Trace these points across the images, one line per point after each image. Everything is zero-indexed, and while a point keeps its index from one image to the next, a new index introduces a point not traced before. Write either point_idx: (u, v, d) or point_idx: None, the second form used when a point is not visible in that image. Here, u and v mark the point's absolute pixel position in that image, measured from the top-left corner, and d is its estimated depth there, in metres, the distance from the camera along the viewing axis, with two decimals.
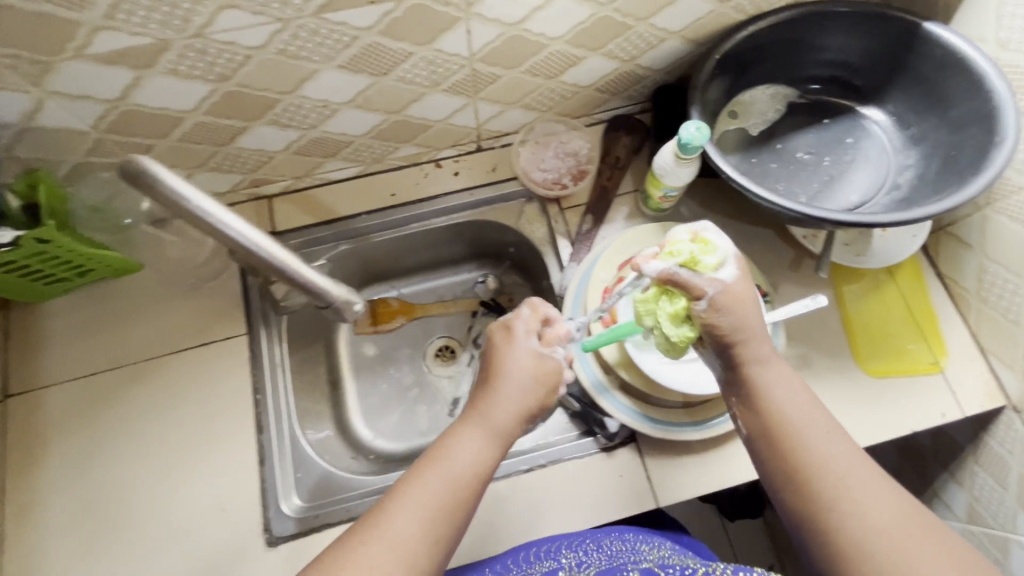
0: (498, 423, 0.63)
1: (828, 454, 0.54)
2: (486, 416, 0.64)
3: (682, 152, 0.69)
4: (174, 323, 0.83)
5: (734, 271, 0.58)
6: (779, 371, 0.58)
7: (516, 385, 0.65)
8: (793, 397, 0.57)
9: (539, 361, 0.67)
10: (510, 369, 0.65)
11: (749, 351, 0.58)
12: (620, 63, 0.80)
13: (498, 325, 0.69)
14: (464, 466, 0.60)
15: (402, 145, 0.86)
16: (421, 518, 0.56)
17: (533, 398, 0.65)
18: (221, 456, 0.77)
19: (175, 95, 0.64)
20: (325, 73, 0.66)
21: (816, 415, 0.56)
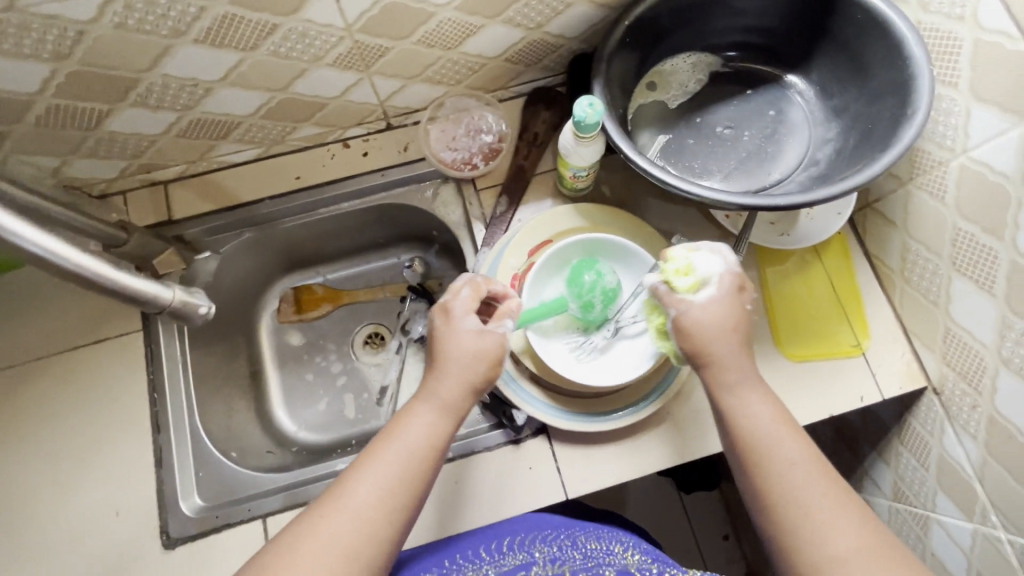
0: (445, 404, 0.60)
1: (792, 481, 0.55)
2: (432, 397, 0.60)
3: (579, 131, 0.64)
4: (64, 320, 0.79)
5: (713, 293, 0.59)
6: (755, 392, 0.59)
7: (457, 363, 0.61)
8: (767, 417, 0.58)
9: (481, 337, 0.62)
10: (452, 349, 0.61)
11: (724, 373, 0.59)
12: (526, 31, 0.74)
13: (436, 306, 0.64)
14: (416, 443, 0.58)
15: (301, 125, 0.80)
16: (378, 494, 0.55)
17: (477, 374, 0.61)
18: (117, 458, 0.75)
19: (9, 77, 0.58)
20: (181, 49, 0.60)
21: (788, 436, 0.57)
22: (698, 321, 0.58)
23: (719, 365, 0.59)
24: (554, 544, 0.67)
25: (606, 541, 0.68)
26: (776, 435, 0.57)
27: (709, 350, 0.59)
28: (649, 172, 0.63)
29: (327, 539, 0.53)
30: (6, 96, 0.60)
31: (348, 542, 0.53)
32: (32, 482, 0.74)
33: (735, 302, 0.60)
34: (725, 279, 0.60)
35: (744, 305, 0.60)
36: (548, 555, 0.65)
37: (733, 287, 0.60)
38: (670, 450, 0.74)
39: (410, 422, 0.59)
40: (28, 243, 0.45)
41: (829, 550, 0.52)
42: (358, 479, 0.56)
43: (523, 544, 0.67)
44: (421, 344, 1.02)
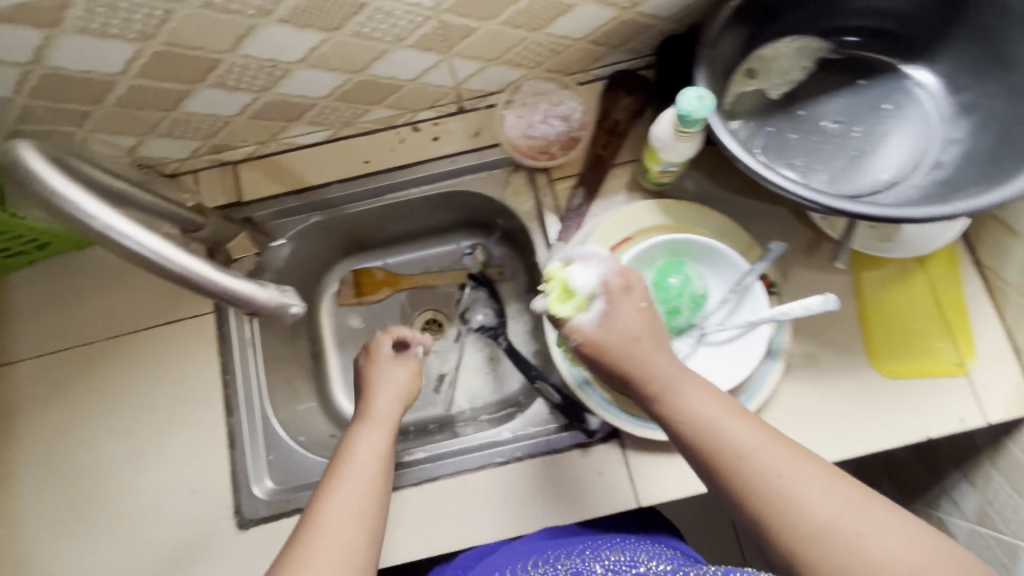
0: (386, 416, 0.70)
1: (756, 469, 0.50)
2: (371, 418, 0.69)
3: (681, 125, 0.59)
4: (138, 299, 0.80)
5: (603, 306, 0.57)
6: (692, 383, 0.55)
7: (386, 387, 0.73)
8: (710, 407, 0.54)
9: (401, 363, 0.77)
10: (380, 378, 0.75)
11: (657, 377, 0.56)
12: (618, 11, 0.68)
13: (359, 354, 0.79)
14: (372, 453, 0.64)
15: (373, 107, 0.78)
16: (352, 500, 0.58)
17: (403, 391, 0.74)
18: (191, 438, 0.76)
19: (95, 57, 0.56)
20: (265, 29, 0.57)
21: (735, 419, 0.53)
22: (603, 331, 0.57)
23: (648, 371, 0.56)
24: (578, 558, 0.64)
25: (631, 552, 0.64)
26: (720, 421, 0.53)
27: (633, 357, 0.56)
28: (756, 172, 0.58)
29: (310, 557, 0.53)
30: (90, 77, 0.58)
31: (333, 552, 0.54)
32: (114, 457, 0.76)
33: (631, 301, 0.58)
34: (614, 279, 0.58)
35: (640, 298, 0.58)
36: (571, 568, 0.62)
37: (620, 288, 0.58)
38: None
39: (360, 440, 0.66)
40: (125, 238, 0.44)
41: (813, 525, 0.47)
42: (331, 496, 0.59)
43: (546, 561, 0.65)
44: (480, 334, 1.01)
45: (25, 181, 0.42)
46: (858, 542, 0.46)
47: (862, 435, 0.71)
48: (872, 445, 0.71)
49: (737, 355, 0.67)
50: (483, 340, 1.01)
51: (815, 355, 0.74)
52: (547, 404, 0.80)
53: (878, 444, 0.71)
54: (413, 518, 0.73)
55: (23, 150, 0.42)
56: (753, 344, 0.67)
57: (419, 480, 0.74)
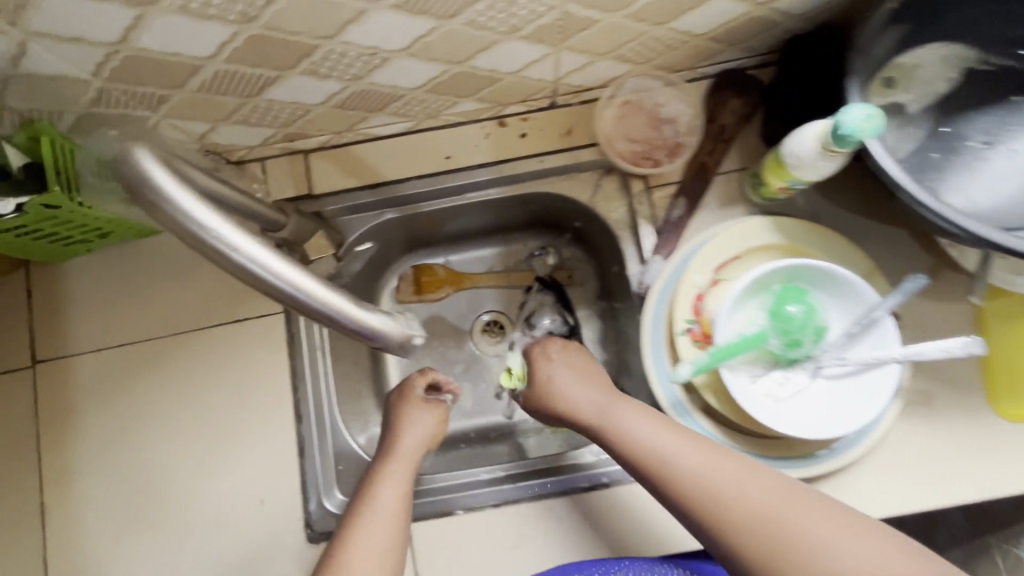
0: (410, 459, 0.68)
1: (691, 476, 0.56)
2: (394, 459, 0.68)
3: (833, 143, 0.52)
4: (204, 294, 0.76)
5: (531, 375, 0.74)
6: (622, 405, 0.64)
7: (411, 428, 0.71)
8: (646, 426, 0.61)
9: (429, 405, 0.74)
10: (407, 418, 0.72)
11: (599, 410, 0.65)
12: (753, 6, 0.61)
13: (394, 387, 0.77)
14: (396, 496, 0.64)
15: (463, 100, 0.71)
16: (378, 533, 0.61)
17: (427, 433, 0.72)
18: (258, 445, 0.73)
19: (186, 39, 0.50)
20: (375, 15, 0.51)
21: (667, 433, 0.59)
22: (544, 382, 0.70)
23: (576, 405, 0.67)
24: None
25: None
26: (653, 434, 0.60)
27: (569, 396, 0.68)
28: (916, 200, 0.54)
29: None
30: (176, 60, 0.52)
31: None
32: (179, 460, 0.73)
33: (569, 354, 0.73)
34: (556, 346, 0.73)
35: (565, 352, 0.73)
36: None
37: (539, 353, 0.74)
38: (854, 507, 0.66)
39: (385, 482, 0.65)
40: (237, 253, 0.38)
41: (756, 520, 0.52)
42: (360, 534, 0.60)
43: None
44: None
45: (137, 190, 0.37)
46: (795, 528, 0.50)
47: (977, 482, 0.67)
48: (988, 492, 0.66)
49: (857, 392, 0.63)
50: None
51: (929, 393, 0.69)
52: None
53: (995, 492, 0.66)
54: (491, 540, 0.69)
55: (142, 156, 0.38)
56: (877, 382, 0.62)
57: (503, 501, 0.71)
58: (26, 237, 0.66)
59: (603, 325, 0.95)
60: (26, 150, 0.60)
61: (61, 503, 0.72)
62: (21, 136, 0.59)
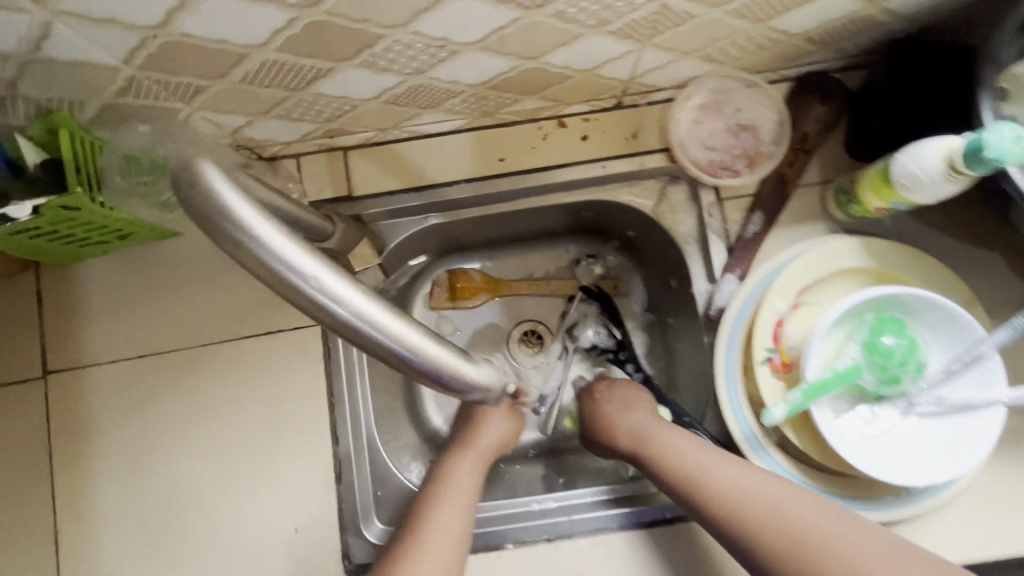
0: (484, 457, 0.66)
1: (710, 473, 0.56)
2: (474, 450, 0.66)
3: (964, 164, 0.47)
4: (232, 303, 0.69)
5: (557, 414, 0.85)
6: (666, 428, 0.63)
7: (496, 423, 0.69)
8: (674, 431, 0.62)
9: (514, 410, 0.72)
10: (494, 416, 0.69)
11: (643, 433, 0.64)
12: (863, 5, 0.54)
13: None
14: (470, 487, 0.63)
15: (524, 98, 0.64)
16: (450, 518, 0.59)
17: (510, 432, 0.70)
18: (292, 469, 0.67)
19: (236, 25, 0.43)
20: (454, 2, 0.44)
21: (689, 436, 0.61)
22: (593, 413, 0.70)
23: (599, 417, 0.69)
24: None
25: None
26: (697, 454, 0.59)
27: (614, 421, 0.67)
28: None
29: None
30: (222, 48, 0.46)
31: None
32: (206, 484, 0.67)
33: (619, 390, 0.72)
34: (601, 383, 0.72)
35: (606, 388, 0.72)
36: None
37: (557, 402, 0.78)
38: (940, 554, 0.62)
39: (460, 471, 0.64)
40: (339, 307, 0.33)
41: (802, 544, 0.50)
42: (436, 517, 0.59)
43: None
44: (591, 354, 0.90)
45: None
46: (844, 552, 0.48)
47: None
48: None
49: (954, 434, 0.57)
50: (595, 359, 0.89)
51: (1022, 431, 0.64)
52: None
53: None
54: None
55: (214, 177, 0.33)
56: (978, 424, 0.57)
57: (559, 534, 0.66)
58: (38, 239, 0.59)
59: (651, 338, 0.89)
60: (42, 144, 0.53)
61: (77, 528, 0.66)
62: (36, 128, 0.52)
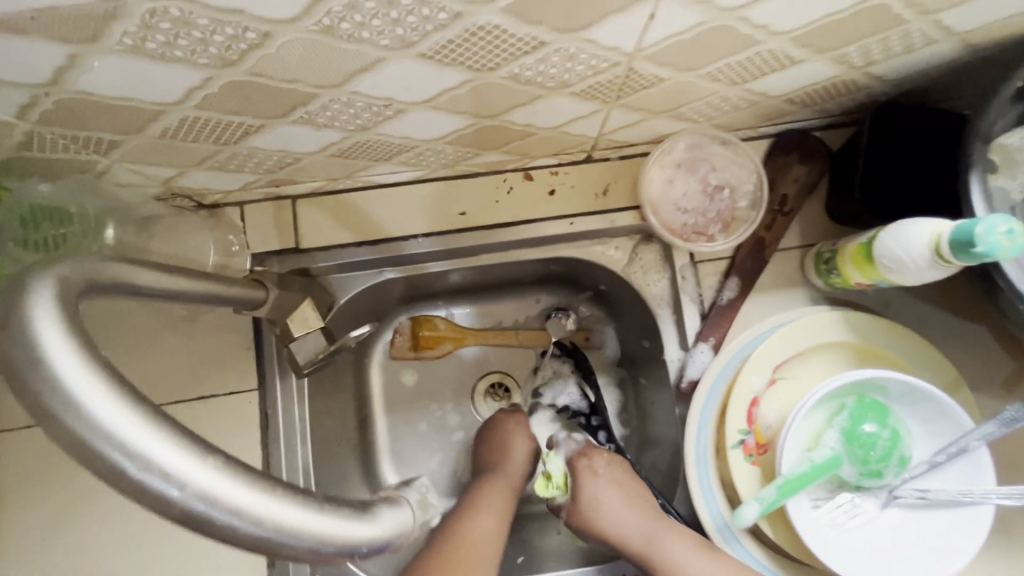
0: (515, 478, 0.69)
1: (627, 530, 0.60)
2: (507, 474, 0.68)
3: (954, 254, 0.42)
4: (161, 365, 0.63)
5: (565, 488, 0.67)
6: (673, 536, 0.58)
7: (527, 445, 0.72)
8: (611, 490, 0.62)
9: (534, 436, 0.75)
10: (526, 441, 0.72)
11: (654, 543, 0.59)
12: (846, 70, 0.51)
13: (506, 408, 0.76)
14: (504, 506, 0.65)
15: (486, 152, 0.59)
16: (486, 530, 0.62)
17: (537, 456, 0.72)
18: (221, 550, 0.61)
19: (141, 84, 0.37)
20: (395, 64, 0.39)
21: (618, 494, 0.62)
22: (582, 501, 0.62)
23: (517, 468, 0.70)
24: None
25: None
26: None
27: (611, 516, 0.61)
28: None
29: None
30: (130, 104, 0.40)
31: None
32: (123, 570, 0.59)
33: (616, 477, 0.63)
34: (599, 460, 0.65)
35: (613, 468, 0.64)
36: None
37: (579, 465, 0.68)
38: None
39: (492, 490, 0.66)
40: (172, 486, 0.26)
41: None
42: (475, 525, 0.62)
43: None
44: (560, 416, 0.84)
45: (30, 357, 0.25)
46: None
47: None
48: None
49: (937, 530, 0.53)
50: (567, 423, 0.83)
51: None
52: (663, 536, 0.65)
53: None
54: None
55: (38, 306, 0.26)
56: (963, 523, 0.52)
57: None
58: None
59: (623, 397, 0.84)
60: None
61: None
62: None
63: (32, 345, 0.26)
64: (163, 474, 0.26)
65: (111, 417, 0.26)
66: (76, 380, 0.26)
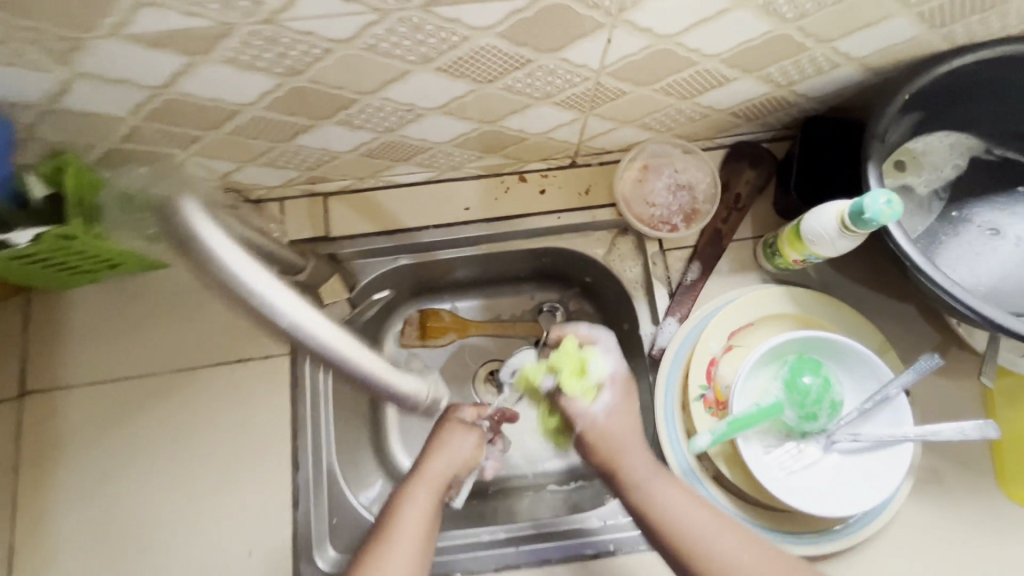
0: (433, 491, 0.64)
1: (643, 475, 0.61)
2: (425, 485, 0.64)
3: (854, 223, 0.54)
4: (210, 332, 0.74)
5: (608, 401, 0.64)
6: (666, 481, 0.60)
7: (450, 452, 0.67)
8: (627, 432, 0.63)
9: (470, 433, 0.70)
10: (449, 445, 0.68)
11: (643, 485, 0.60)
12: (773, 88, 0.63)
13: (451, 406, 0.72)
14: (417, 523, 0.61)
15: (486, 155, 0.72)
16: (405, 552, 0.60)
17: (464, 458, 0.68)
18: (252, 493, 0.70)
19: (230, 87, 0.50)
20: (417, 75, 0.52)
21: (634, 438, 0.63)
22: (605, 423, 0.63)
23: (433, 477, 0.65)
24: None
25: None
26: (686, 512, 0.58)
27: (625, 451, 0.62)
28: (933, 281, 0.57)
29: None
30: (216, 104, 0.53)
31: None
32: (166, 506, 0.69)
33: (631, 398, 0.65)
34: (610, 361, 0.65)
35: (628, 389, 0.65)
36: None
37: (626, 388, 0.65)
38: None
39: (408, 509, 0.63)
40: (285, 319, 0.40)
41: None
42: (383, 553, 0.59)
43: None
44: None
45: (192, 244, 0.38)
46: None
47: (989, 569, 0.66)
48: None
49: (868, 469, 0.62)
50: None
51: (939, 471, 0.68)
52: None
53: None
54: None
55: (189, 209, 0.39)
56: (890, 460, 0.62)
57: (503, 567, 0.68)
58: (29, 265, 0.64)
59: None
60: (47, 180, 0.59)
61: (34, 548, 0.68)
62: (43, 166, 0.59)
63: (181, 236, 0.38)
64: (286, 315, 0.40)
65: (244, 272, 0.39)
66: (224, 250, 0.39)
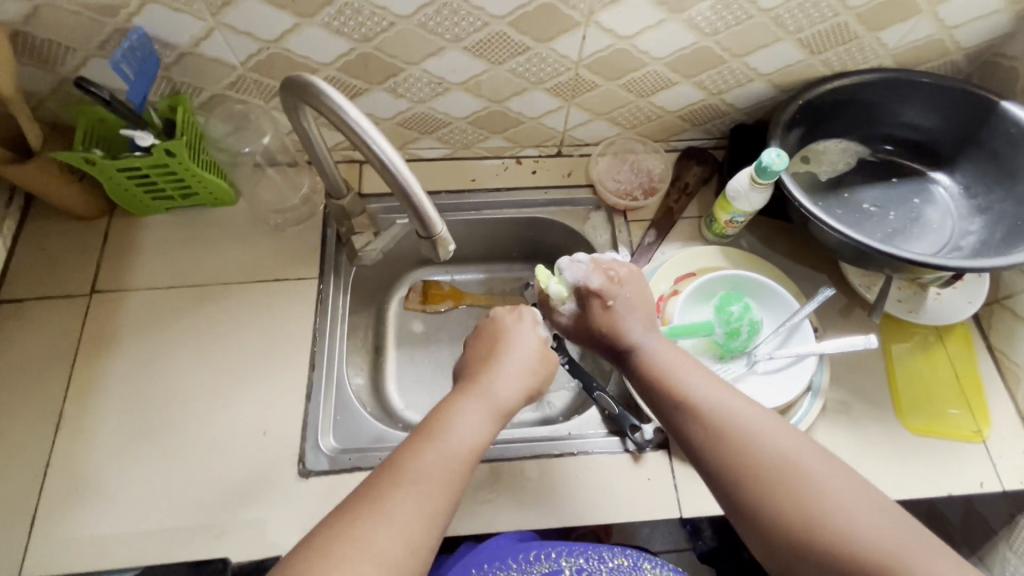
0: (495, 406, 0.66)
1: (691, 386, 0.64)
2: (484, 399, 0.65)
3: (759, 175, 0.75)
4: (253, 256, 0.90)
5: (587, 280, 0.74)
6: (711, 384, 0.64)
7: (515, 367, 0.70)
8: (665, 353, 0.68)
9: (541, 350, 0.74)
10: (513, 352, 0.71)
11: (653, 363, 0.68)
12: (706, 95, 0.86)
13: (505, 308, 0.77)
14: (471, 436, 0.61)
15: (492, 136, 0.92)
16: (465, 447, 0.60)
17: (532, 379, 0.71)
18: (275, 381, 0.82)
19: (320, 46, 0.73)
20: (449, 52, 0.76)
21: (679, 362, 0.67)
22: (577, 321, 0.75)
23: (491, 390, 0.67)
24: (580, 556, 0.72)
25: (632, 559, 0.73)
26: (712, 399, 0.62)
27: (616, 327, 0.71)
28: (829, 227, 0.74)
29: (364, 545, 0.51)
30: (305, 62, 0.76)
31: (394, 546, 0.52)
32: (197, 391, 0.81)
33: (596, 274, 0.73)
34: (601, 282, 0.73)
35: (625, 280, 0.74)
36: (574, 566, 0.71)
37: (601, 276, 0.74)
38: None
39: (461, 420, 0.62)
40: (354, 122, 0.54)
41: (801, 497, 0.54)
42: (424, 454, 0.58)
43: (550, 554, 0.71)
44: None
45: (303, 88, 0.56)
46: (810, 488, 0.55)
47: (893, 483, 0.77)
48: (903, 493, 0.76)
49: (784, 381, 0.77)
50: None
51: (848, 403, 0.82)
52: (602, 412, 0.85)
53: (907, 494, 0.76)
54: (468, 490, 0.77)
55: (297, 74, 0.57)
56: (799, 374, 0.77)
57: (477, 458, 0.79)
58: (132, 182, 0.81)
59: (582, 347, 1.01)
60: (161, 113, 0.78)
61: (78, 414, 0.78)
62: (161, 103, 0.78)
63: (295, 81, 0.57)
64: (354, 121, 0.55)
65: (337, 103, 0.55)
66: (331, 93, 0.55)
